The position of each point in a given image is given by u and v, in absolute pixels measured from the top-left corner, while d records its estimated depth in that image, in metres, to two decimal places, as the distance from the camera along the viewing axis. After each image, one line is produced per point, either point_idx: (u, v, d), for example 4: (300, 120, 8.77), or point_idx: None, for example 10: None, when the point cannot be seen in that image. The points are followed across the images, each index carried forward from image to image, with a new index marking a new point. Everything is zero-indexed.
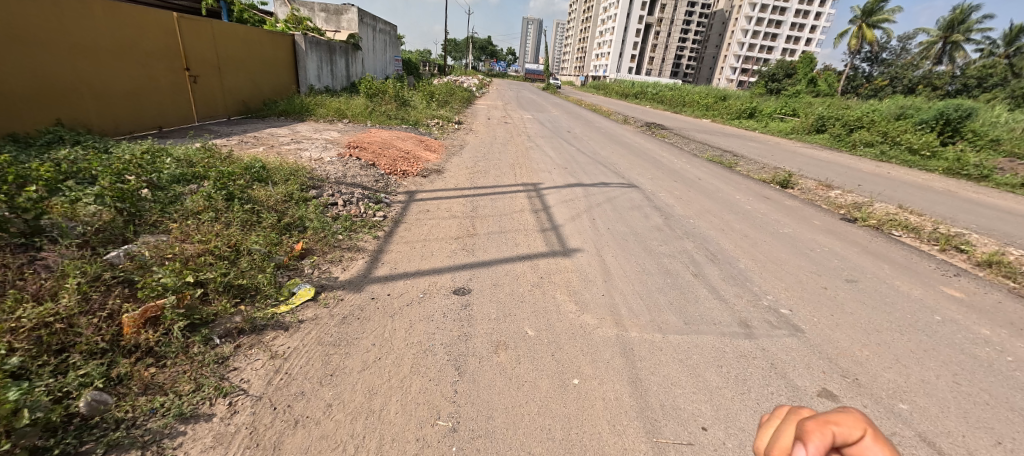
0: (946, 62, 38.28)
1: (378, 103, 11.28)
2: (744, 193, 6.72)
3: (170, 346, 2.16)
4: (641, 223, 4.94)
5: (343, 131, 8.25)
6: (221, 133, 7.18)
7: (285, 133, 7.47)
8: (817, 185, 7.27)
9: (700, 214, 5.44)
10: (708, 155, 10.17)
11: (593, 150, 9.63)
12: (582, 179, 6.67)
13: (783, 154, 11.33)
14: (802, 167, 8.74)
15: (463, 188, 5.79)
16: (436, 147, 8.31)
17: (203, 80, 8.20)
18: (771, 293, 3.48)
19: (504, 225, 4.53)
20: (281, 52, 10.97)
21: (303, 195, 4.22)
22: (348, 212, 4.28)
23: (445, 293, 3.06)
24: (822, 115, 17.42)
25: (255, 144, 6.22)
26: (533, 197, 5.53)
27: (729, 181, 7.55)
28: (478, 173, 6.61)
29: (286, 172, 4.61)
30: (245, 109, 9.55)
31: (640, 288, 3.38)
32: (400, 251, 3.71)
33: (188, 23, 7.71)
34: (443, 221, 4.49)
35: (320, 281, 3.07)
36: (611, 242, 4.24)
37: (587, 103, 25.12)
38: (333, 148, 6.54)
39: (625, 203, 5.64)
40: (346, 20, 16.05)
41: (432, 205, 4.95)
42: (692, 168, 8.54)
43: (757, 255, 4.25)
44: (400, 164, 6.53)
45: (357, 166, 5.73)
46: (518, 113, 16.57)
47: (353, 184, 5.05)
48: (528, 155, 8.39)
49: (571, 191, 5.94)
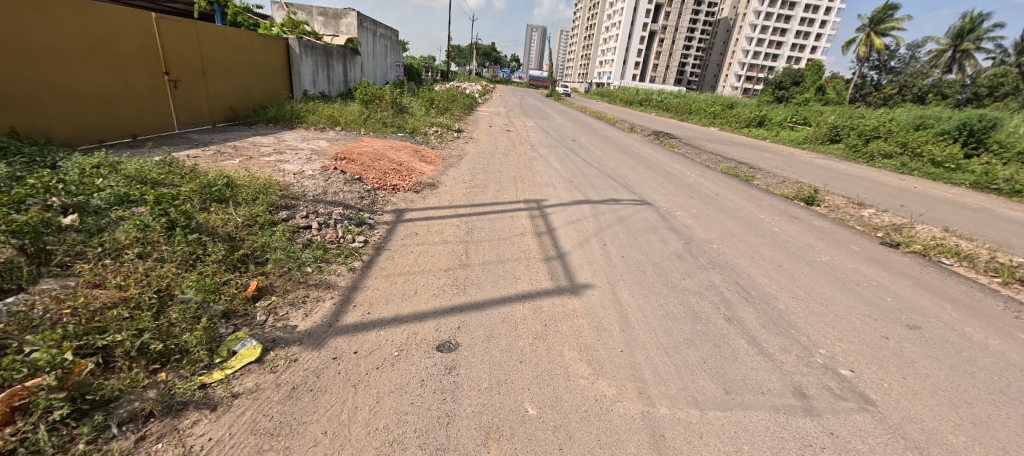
0: (957, 71, 37.70)
1: (374, 109, 10.77)
2: (768, 212, 6.12)
3: (40, 447, 1.61)
4: (659, 249, 4.34)
5: (333, 140, 7.73)
6: (200, 142, 6.67)
7: (269, 142, 6.95)
8: (847, 203, 6.67)
9: (723, 237, 4.85)
10: (722, 167, 9.59)
11: (600, 161, 9.05)
12: (590, 195, 6.09)
13: (801, 165, 10.74)
14: (825, 181, 8.13)
15: (458, 205, 5.22)
16: (432, 157, 7.76)
17: (185, 84, 7.70)
18: (824, 346, 2.88)
19: (503, 252, 3.95)
20: (273, 56, 10.50)
21: (271, 218, 3.65)
22: (322, 238, 3.72)
23: (427, 350, 2.47)
24: (836, 124, 16.85)
25: (232, 156, 5.71)
26: (536, 217, 4.95)
27: (749, 197, 6.96)
28: (476, 188, 6.04)
29: (255, 190, 4.05)
30: (233, 115, 9.03)
31: (665, 339, 2.78)
32: (377, 289, 3.12)
33: (169, 23, 7.23)
34: (433, 247, 3.92)
35: (273, 333, 2.49)
36: (626, 275, 3.65)
37: (592, 111, 24.64)
38: (318, 160, 6.01)
39: (639, 225, 5.04)
40: (344, 24, 15.63)
41: (421, 228, 4.37)
42: (707, 182, 7.96)
43: (797, 292, 3.63)
44: (392, 177, 5.97)
45: (341, 181, 5.16)
46: (521, 120, 16.06)
47: (334, 203, 4.49)
48: (531, 167, 7.82)
49: (578, 210, 5.36)
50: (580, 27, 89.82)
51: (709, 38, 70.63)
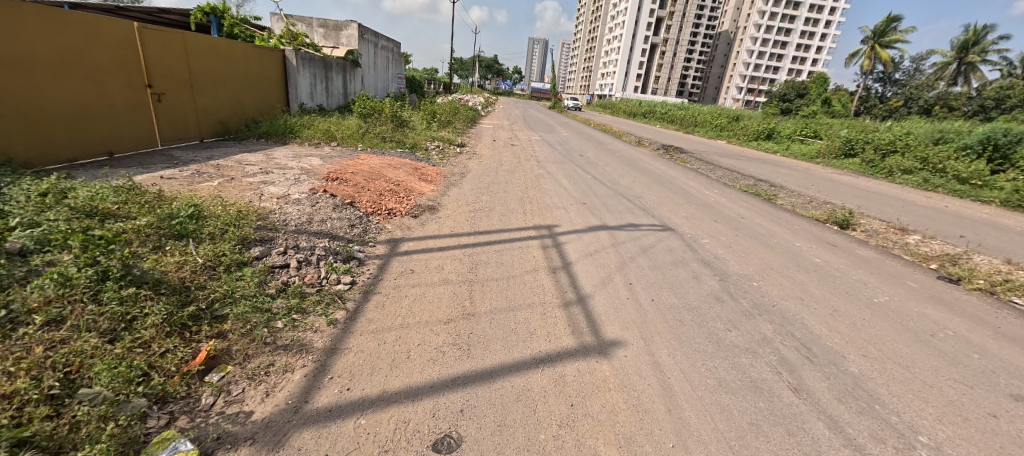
0: (963, 83, 37.33)
1: (373, 123, 10.29)
2: (803, 238, 5.54)
3: None
4: (694, 288, 3.76)
5: (327, 157, 7.22)
6: (181, 160, 6.16)
7: (257, 160, 6.44)
8: (886, 228, 6.10)
9: (762, 273, 4.26)
10: (741, 184, 9.05)
11: (612, 179, 8.51)
12: (607, 220, 5.52)
13: (823, 183, 10.14)
14: (856, 201, 7.55)
15: (461, 233, 4.66)
16: (433, 175, 7.24)
17: (170, 97, 7.22)
18: (923, 432, 2.28)
19: (513, 295, 3.38)
20: (268, 67, 10.05)
21: (239, 256, 3.08)
22: (300, 280, 3.14)
23: (419, 451, 1.88)
24: (850, 138, 16.38)
25: (212, 178, 5.19)
26: (548, 248, 4.39)
27: (778, 220, 6.38)
28: (480, 211, 5.48)
29: (227, 220, 3.49)
30: (223, 130, 8.54)
31: (725, 425, 2.18)
32: (361, 351, 2.53)
33: (153, 33, 6.76)
34: (432, 289, 3.35)
35: (217, 428, 1.91)
36: (661, 326, 3.06)
37: (597, 123, 24.21)
38: (307, 180, 5.48)
39: (665, 257, 4.46)
40: (345, 36, 15.27)
41: (419, 263, 3.80)
42: (729, 202, 7.40)
43: (867, 349, 3.03)
44: (388, 200, 5.43)
45: (328, 205, 4.60)
46: (526, 134, 15.61)
47: (319, 234, 3.93)
48: (538, 185, 7.27)
49: (595, 239, 4.79)
50: (581, 39, 90.32)
51: (711, 51, 70.77)
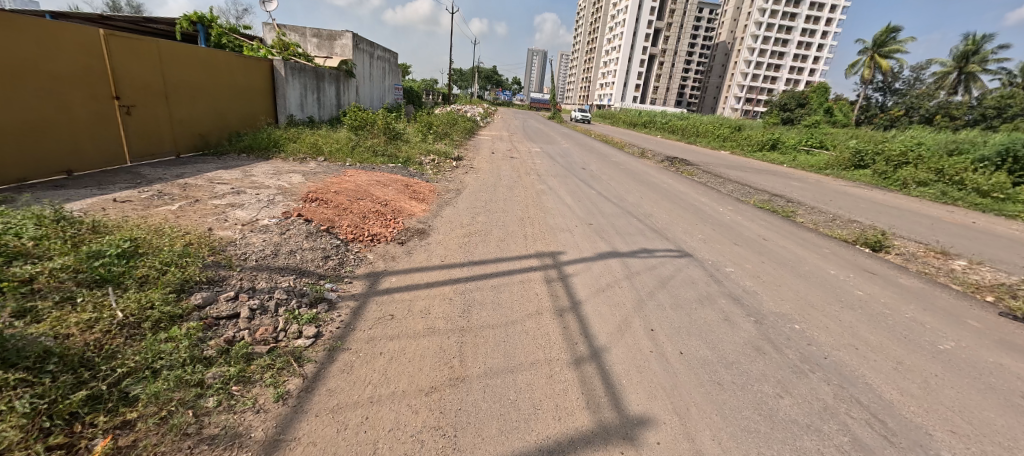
0: (964, 92, 37.13)
1: (365, 135, 9.78)
2: (837, 265, 4.97)
3: None
4: (729, 335, 3.17)
5: (312, 174, 6.68)
6: (148, 178, 5.59)
7: (232, 178, 5.88)
8: (924, 251, 5.55)
9: (802, 312, 3.67)
10: (755, 200, 8.50)
11: (618, 195, 7.97)
12: (618, 245, 4.94)
13: (840, 197, 9.57)
14: (883, 219, 6.99)
15: (452, 264, 4.08)
16: (425, 192, 6.69)
17: (142, 110, 6.69)
18: None
19: (512, 348, 2.79)
20: (255, 78, 9.54)
21: (173, 308, 2.49)
22: (249, 336, 2.54)
23: None
24: (860, 148, 15.90)
25: (174, 200, 4.63)
26: (554, 283, 3.81)
27: (804, 242, 5.82)
28: (476, 235, 4.90)
29: (169, 257, 2.90)
30: (203, 144, 8.00)
31: None
32: (312, 444, 1.93)
33: (122, 41, 6.25)
34: (414, 343, 2.76)
35: None
36: (699, 392, 2.47)
37: (597, 134, 23.71)
38: (282, 201, 4.92)
39: (688, 291, 3.87)
40: (339, 45, 14.85)
41: (401, 305, 3.21)
42: (746, 221, 6.84)
43: (954, 422, 2.44)
44: (372, 223, 4.86)
45: (300, 232, 4.02)
46: (526, 145, 15.10)
47: (283, 271, 3.33)
48: (540, 203, 6.69)
49: (607, 270, 4.21)
50: (580, 50, 90.81)
51: (709, 62, 70.92)
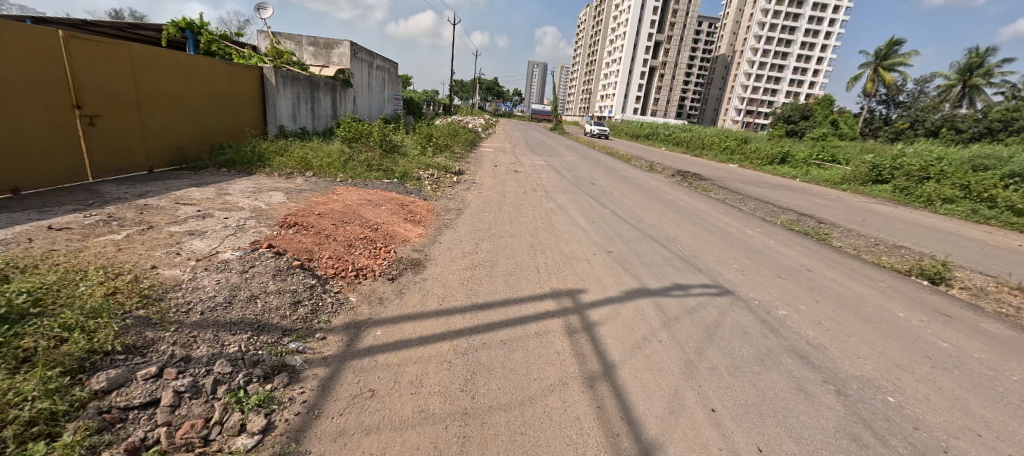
0: (969, 105, 36.65)
1: (359, 148, 9.12)
2: (902, 304, 4.26)
3: None
4: (812, 416, 2.43)
5: (296, 191, 5.99)
6: (106, 197, 4.90)
7: (203, 197, 5.19)
8: (993, 287, 4.86)
9: (890, 377, 2.93)
10: (783, 220, 7.81)
11: (634, 215, 7.28)
12: (646, 281, 4.21)
13: (871, 216, 8.90)
14: (932, 245, 6.29)
15: (452, 308, 3.36)
16: (422, 213, 5.98)
17: (111, 121, 6.02)
18: None
19: (532, 444, 2.06)
20: (242, 86, 8.89)
21: (55, 404, 1.79)
22: (166, 438, 1.84)
23: None
24: (877, 163, 15.28)
25: (126, 225, 3.93)
26: (579, 336, 3.08)
27: (854, 274, 5.11)
28: (480, 269, 4.18)
29: (72, 318, 2.19)
30: (181, 157, 7.31)
31: None
32: None
33: (87, 45, 5.59)
34: (399, 439, 2.03)
35: None
36: None
37: (602, 146, 23.09)
38: (254, 226, 4.22)
39: (744, 345, 3.14)
40: (337, 54, 14.29)
41: (384, 374, 2.48)
42: (780, 246, 6.13)
43: None
44: (358, 253, 4.14)
45: (266, 269, 3.29)
46: (530, 158, 14.45)
47: (236, 327, 2.59)
48: (551, 226, 5.99)
49: (639, 315, 3.49)
50: (580, 63, 91.12)
51: (710, 74, 70.90)
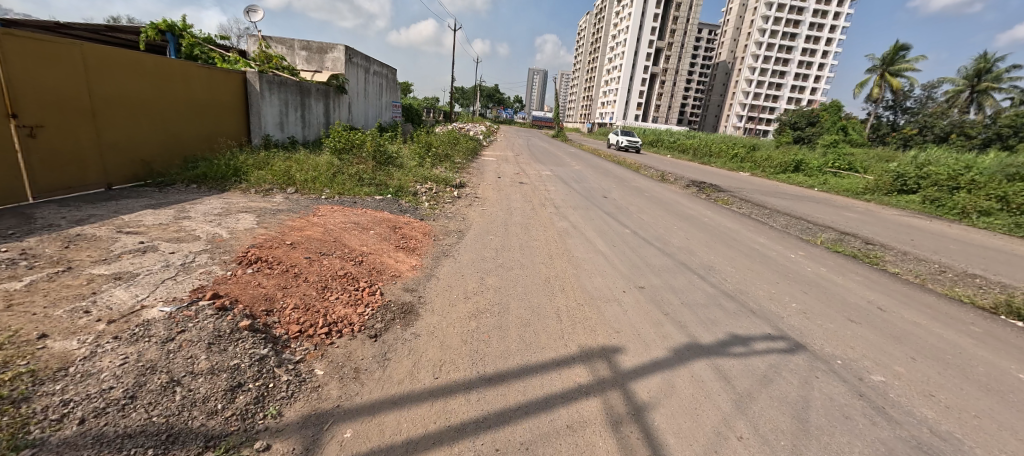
0: (978, 111, 35.83)
1: (350, 158, 8.29)
2: (1016, 361, 3.39)
3: None
4: None
5: (271, 212, 5.16)
6: (36, 223, 4.08)
7: (154, 222, 4.35)
8: None
9: None
10: (823, 239, 6.95)
11: (659, 235, 6.44)
12: (696, 333, 3.35)
13: (917, 234, 8.04)
14: (1008, 274, 5.43)
15: (450, 384, 2.49)
16: (418, 237, 5.13)
17: (59, 132, 5.21)
18: None
19: None
20: (220, 92, 8.08)
21: None
22: None
23: None
24: (902, 171, 14.41)
25: (36, 266, 3.08)
26: (629, 432, 2.22)
27: (936, 314, 4.24)
28: (487, 317, 3.33)
29: None
30: (146, 172, 6.51)
31: None
32: None
33: (24, 43, 4.78)
34: None
35: None
36: None
37: (607, 154, 22.27)
38: (205, 264, 3.38)
39: (854, 443, 2.28)
40: (331, 59, 13.52)
41: None
42: (834, 274, 5.27)
43: None
44: (334, 298, 3.28)
45: (201, 335, 2.42)
46: (535, 168, 13.63)
47: (130, 443, 1.77)
48: (567, 252, 5.14)
49: (700, 388, 2.63)
50: (581, 69, 90.73)
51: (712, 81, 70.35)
